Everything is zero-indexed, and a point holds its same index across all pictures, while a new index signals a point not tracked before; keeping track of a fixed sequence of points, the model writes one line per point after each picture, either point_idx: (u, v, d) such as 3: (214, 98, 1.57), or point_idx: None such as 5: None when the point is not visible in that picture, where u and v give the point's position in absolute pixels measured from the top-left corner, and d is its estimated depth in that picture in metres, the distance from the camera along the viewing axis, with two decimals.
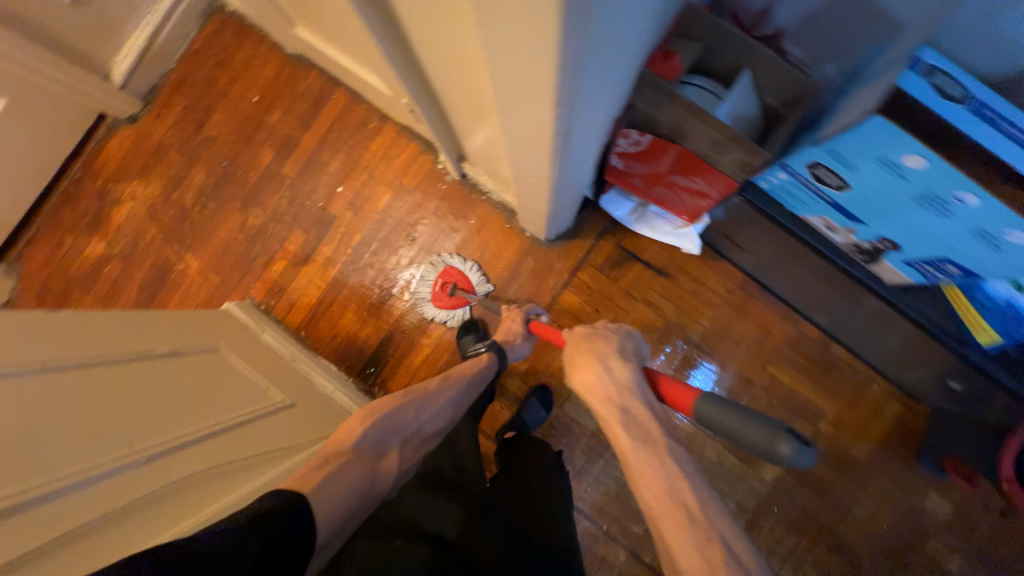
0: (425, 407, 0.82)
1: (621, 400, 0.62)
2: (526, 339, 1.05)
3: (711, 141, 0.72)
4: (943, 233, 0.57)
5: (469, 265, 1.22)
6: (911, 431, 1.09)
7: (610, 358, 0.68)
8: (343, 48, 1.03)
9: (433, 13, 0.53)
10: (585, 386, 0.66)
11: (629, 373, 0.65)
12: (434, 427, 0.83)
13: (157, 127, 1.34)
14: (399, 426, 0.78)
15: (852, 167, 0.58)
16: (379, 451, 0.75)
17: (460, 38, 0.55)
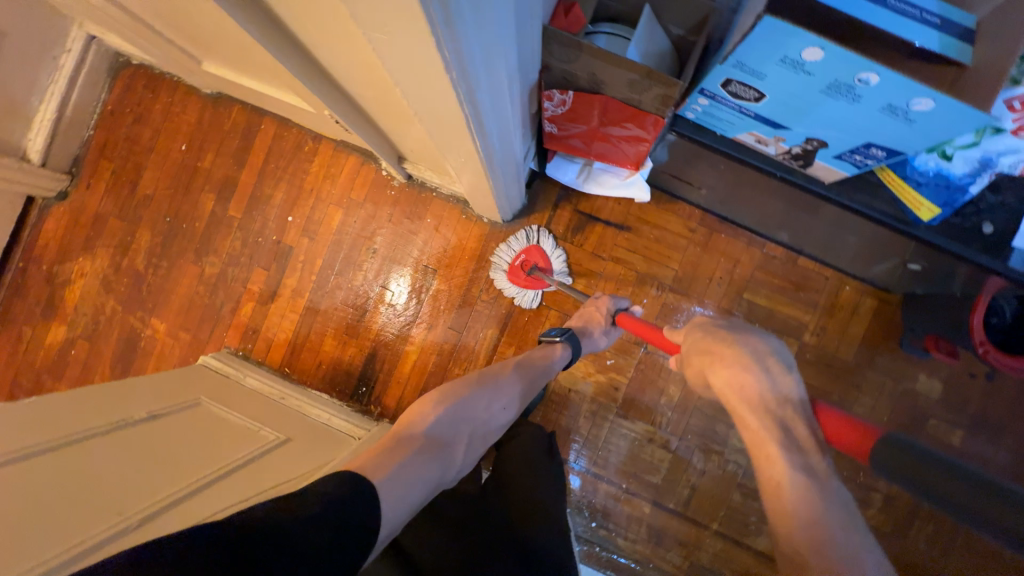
0: (496, 397, 0.87)
1: (775, 418, 0.63)
2: (606, 332, 1.03)
3: (629, 83, 0.73)
4: (858, 119, 0.59)
5: (557, 251, 1.18)
6: (890, 322, 1.13)
7: (770, 363, 0.66)
8: (255, 75, 1.00)
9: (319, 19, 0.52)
10: (731, 389, 0.66)
11: (791, 385, 0.64)
12: (503, 418, 0.88)
13: (90, 197, 1.30)
14: (471, 416, 0.82)
15: (761, 75, 0.59)
16: (454, 436, 0.79)
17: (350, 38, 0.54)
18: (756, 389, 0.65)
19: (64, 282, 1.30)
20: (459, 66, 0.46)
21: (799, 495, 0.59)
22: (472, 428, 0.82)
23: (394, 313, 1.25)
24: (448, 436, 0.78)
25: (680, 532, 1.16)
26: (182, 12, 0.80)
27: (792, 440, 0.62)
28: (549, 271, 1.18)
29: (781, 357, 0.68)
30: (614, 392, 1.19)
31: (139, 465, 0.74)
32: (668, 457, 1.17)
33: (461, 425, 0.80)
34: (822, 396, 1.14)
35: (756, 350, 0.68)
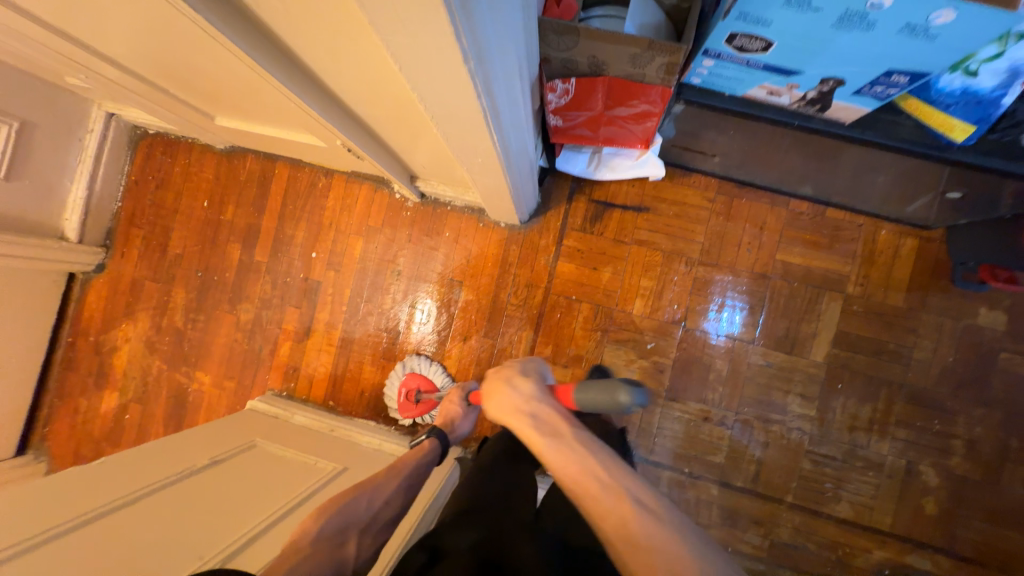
0: (382, 491, 0.76)
1: (532, 413, 0.68)
2: (468, 415, 0.97)
3: (631, 58, 0.73)
4: (877, 48, 0.58)
5: (433, 367, 1.21)
6: (936, 260, 1.08)
7: (515, 377, 0.75)
8: (265, 121, 1.04)
9: (333, 37, 0.54)
10: (501, 410, 0.72)
11: (530, 385, 0.72)
12: (392, 513, 0.76)
13: (125, 265, 1.35)
14: (355, 514, 0.70)
15: (767, 23, 0.59)
16: (341, 538, 0.68)
17: (365, 51, 0.55)
18: (511, 396, 0.71)
19: (111, 349, 1.35)
20: (478, 61, 0.46)
21: (569, 460, 0.61)
22: (360, 528, 0.71)
23: (427, 331, 1.26)
24: (337, 538, 0.67)
25: (755, 511, 1.11)
26: (193, 70, 0.84)
27: (557, 432, 0.65)
28: (434, 389, 1.19)
29: (530, 368, 0.77)
30: (659, 376, 1.16)
31: (207, 513, 0.74)
32: (727, 434, 1.13)
33: (348, 527, 0.69)
34: (878, 347, 1.09)
35: (511, 371, 0.76)
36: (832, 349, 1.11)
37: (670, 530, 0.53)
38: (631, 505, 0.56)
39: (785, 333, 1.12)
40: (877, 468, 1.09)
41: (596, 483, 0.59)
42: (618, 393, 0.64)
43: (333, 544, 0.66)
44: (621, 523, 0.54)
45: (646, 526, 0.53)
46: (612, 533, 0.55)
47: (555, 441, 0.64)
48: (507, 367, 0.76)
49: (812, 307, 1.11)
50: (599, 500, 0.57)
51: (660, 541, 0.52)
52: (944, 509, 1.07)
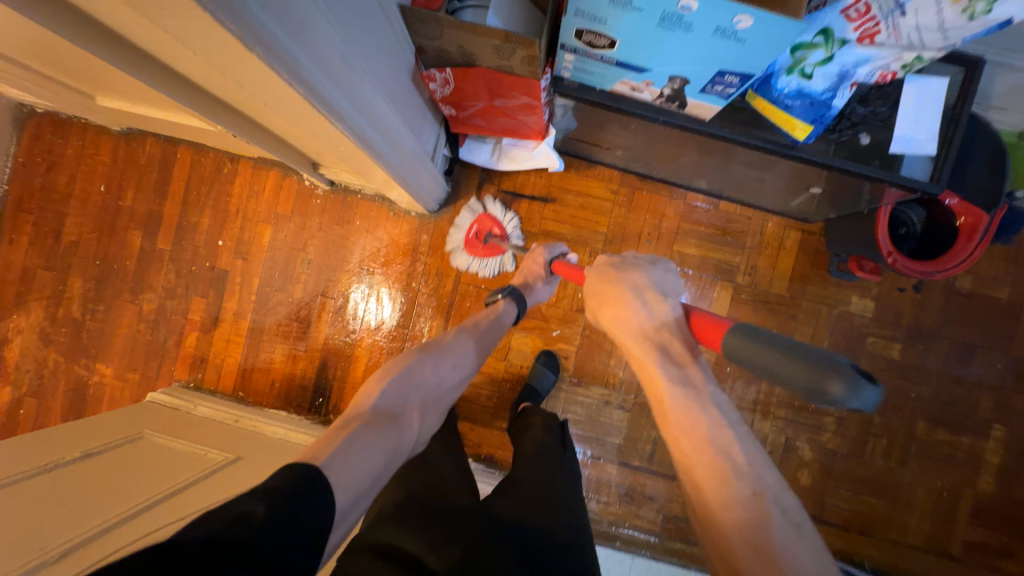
0: (441, 363, 0.83)
1: (657, 339, 0.65)
2: (547, 283, 1.07)
3: (495, 50, 0.73)
4: (701, 48, 0.61)
5: (509, 216, 1.18)
6: (816, 251, 1.16)
7: (646, 291, 0.68)
8: (149, 104, 1.00)
9: (159, 44, 0.53)
10: (620, 327, 0.69)
11: (665, 308, 0.66)
12: (452, 381, 0.85)
13: (14, 252, 1.28)
14: (418, 382, 0.78)
15: (602, 20, 0.61)
16: (403, 408, 0.73)
17: (194, 60, 0.55)
18: (642, 321, 0.67)
19: (2, 341, 1.28)
20: (275, 53, 0.46)
21: (691, 415, 0.61)
22: (419, 398, 0.77)
23: (371, 318, 1.24)
24: (396, 406, 0.73)
25: (649, 487, 1.17)
26: (50, 46, 0.79)
27: (687, 379, 0.63)
28: (505, 237, 1.18)
29: (662, 279, 0.71)
30: (564, 363, 1.20)
31: (60, 507, 0.72)
32: (626, 416, 1.19)
33: (406, 397, 0.75)
34: None
35: (637, 284, 0.70)
36: None
37: (804, 547, 0.53)
38: (766, 506, 0.56)
39: None
40: (760, 445, 1.16)
41: (728, 466, 0.58)
42: (830, 379, 0.48)
43: (397, 412, 0.72)
44: (751, 519, 0.55)
45: (773, 525, 0.54)
46: (735, 519, 0.56)
47: (680, 388, 0.62)
48: (637, 284, 0.69)
49: (705, 295, 1.17)
50: (724, 483, 0.58)
51: (789, 548, 0.53)
52: (818, 481, 1.16)
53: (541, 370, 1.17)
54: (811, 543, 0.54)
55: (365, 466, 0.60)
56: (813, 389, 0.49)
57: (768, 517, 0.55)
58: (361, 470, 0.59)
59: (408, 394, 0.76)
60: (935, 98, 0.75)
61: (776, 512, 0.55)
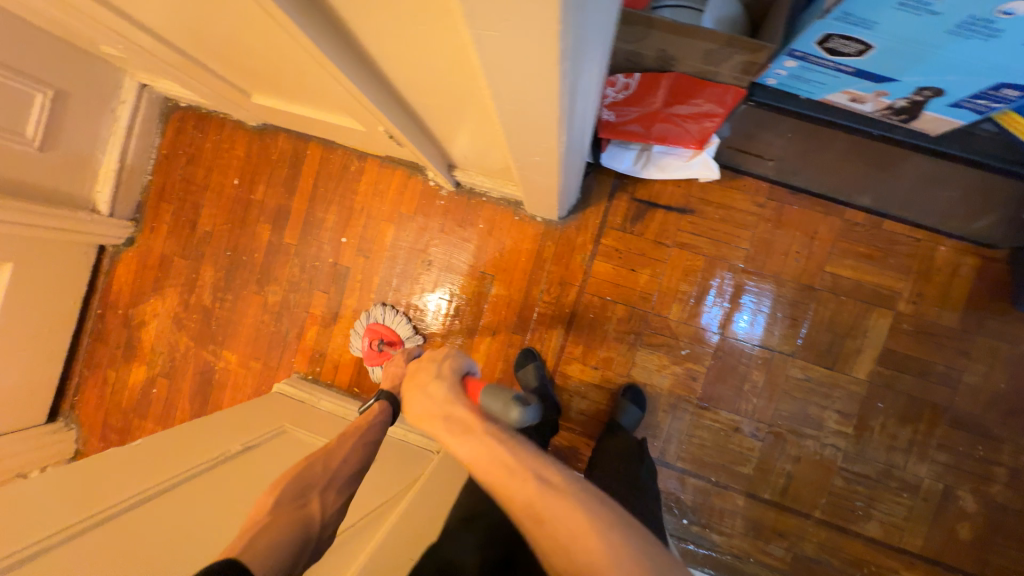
0: (336, 453, 0.71)
1: (447, 413, 0.67)
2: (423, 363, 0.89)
3: (706, 54, 0.68)
4: (992, 59, 0.53)
5: (397, 320, 1.22)
6: (995, 280, 1.03)
7: (432, 379, 0.72)
8: (301, 102, 1.00)
9: (405, 33, 0.50)
10: (421, 414, 0.70)
11: (441, 386, 0.70)
12: (354, 470, 0.71)
13: (155, 240, 1.35)
14: (311, 479, 0.67)
15: (870, 26, 0.54)
16: (301, 501, 0.64)
17: (442, 50, 0.51)
18: (427, 401, 0.70)
19: (139, 322, 1.35)
20: (574, 66, 0.41)
21: (484, 453, 0.61)
22: (320, 489, 0.67)
23: (438, 321, 1.24)
24: (297, 502, 0.64)
25: (779, 523, 1.10)
26: (234, 48, 0.80)
27: (468, 430, 0.64)
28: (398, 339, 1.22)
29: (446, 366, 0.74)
30: (692, 384, 1.14)
31: (218, 512, 0.73)
32: (757, 445, 1.11)
33: (309, 488, 0.66)
34: (924, 367, 1.06)
35: (430, 370, 0.74)
36: (876, 366, 1.07)
37: (569, 496, 0.56)
38: (532, 479, 0.58)
39: (828, 346, 1.09)
40: (911, 490, 1.06)
41: (506, 467, 0.59)
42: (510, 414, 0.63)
43: (295, 508, 0.63)
44: (528, 496, 0.56)
45: (551, 502, 0.56)
46: (522, 504, 0.57)
47: (464, 438, 0.63)
48: (426, 369, 0.75)
49: (858, 322, 1.07)
50: (506, 482, 0.58)
51: (561, 506, 0.55)
52: (978, 535, 1.05)
53: (628, 405, 1.09)
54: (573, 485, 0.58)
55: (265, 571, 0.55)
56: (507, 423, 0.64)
57: (538, 486, 0.57)
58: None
59: (304, 490, 0.66)
60: None
61: (543, 476, 0.58)
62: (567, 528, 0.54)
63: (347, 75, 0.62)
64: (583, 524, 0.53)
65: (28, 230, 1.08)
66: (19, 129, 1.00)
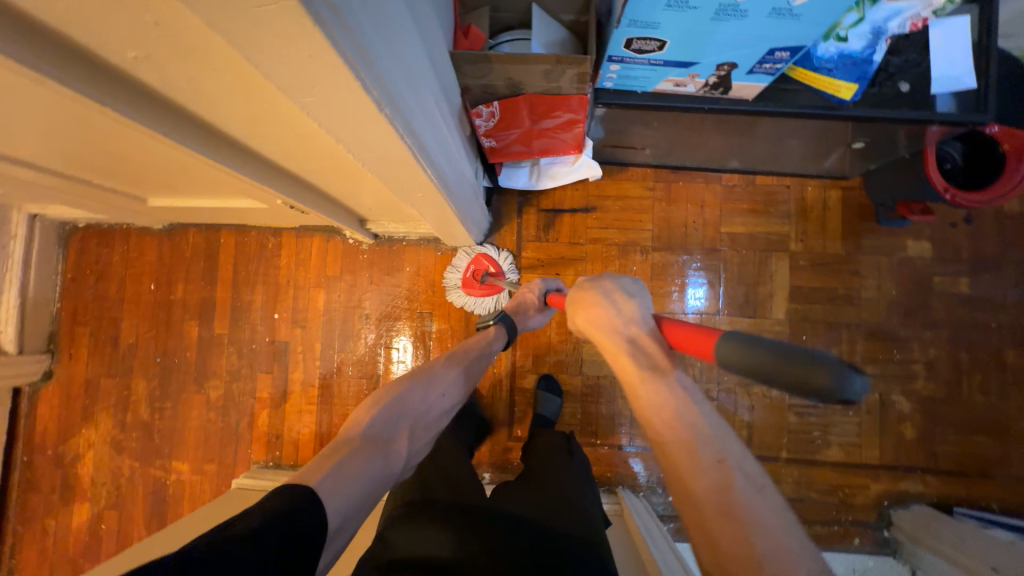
0: (435, 385, 0.82)
1: (628, 333, 0.62)
2: (540, 311, 1.02)
3: (544, 74, 0.77)
4: (755, 31, 0.64)
5: (503, 255, 1.20)
6: (860, 205, 1.18)
7: (615, 294, 0.66)
8: (196, 194, 1.02)
9: (253, 112, 0.55)
10: (595, 329, 0.65)
11: (633, 305, 0.64)
12: (444, 406, 0.83)
13: (76, 367, 1.29)
14: (407, 409, 0.77)
15: (656, 25, 0.64)
16: (392, 432, 0.73)
17: (291, 118, 0.56)
18: (607, 322, 0.64)
19: (73, 458, 1.26)
20: (393, 103, 0.46)
21: (667, 404, 0.57)
22: (412, 422, 0.76)
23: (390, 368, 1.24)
24: (385, 434, 0.71)
25: None
26: (114, 159, 0.82)
27: (659, 368, 0.59)
28: (501, 276, 1.19)
29: (630, 285, 0.68)
30: None
31: None
32: (713, 405, 1.17)
33: (402, 419, 0.75)
34: (830, 293, 1.17)
35: (613, 288, 0.67)
36: (791, 304, 1.17)
37: (767, 506, 0.52)
38: (728, 469, 0.54)
39: (746, 298, 1.18)
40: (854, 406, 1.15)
41: (697, 440, 0.55)
42: (820, 372, 0.43)
43: (385, 439, 0.71)
44: (716, 484, 0.53)
45: (750, 503, 0.52)
46: (707, 494, 0.53)
47: (652, 378, 0.59)
48: (607, 287, 0.67)
49: (762, 269, 1.18)
50: (693, 462, 0.54)
51: (756, 511, 0.51)
52: (921, 430, 1.14)
53: (544, 395, 1.16)
54: (777, 504, 0.53)
55: (354, 485, 0.60)
56: (808, 386, 0.44)
57: (734, 482, 0.53)
58: (353, 493, 0.59)
59: (398, 420, 0.75)
60: (961, 36, 0.79)
61: (740, 475, 0.54)
62: (760, 534, 0.50)
63: (218, 162, 0.66)
64: (785, 538, 0.50)
65: None
66: None
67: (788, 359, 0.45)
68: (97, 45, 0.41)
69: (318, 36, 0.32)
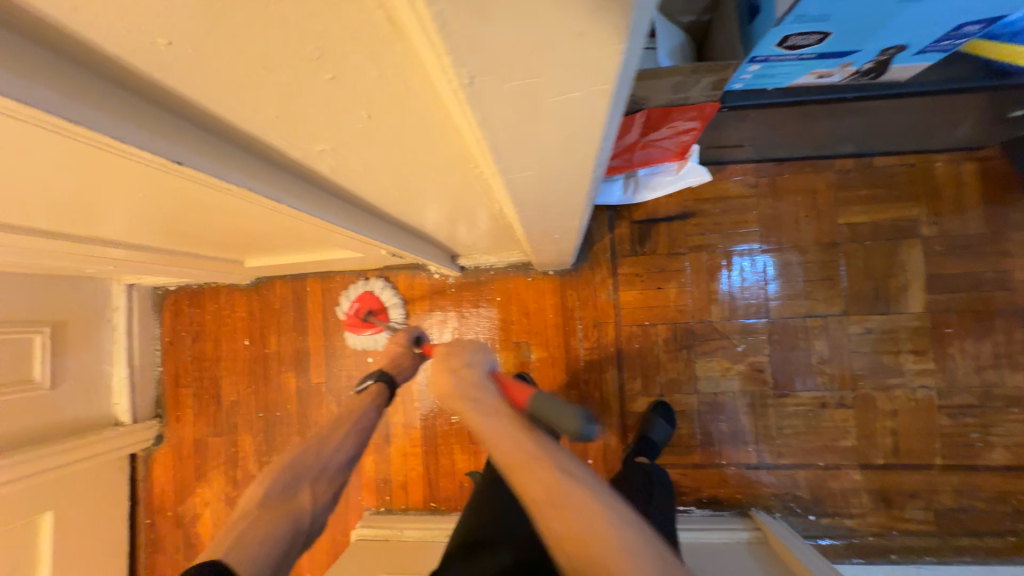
0: (328, 442, 0.71)
1: (467, 392, 0.59)
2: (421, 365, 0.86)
3: (674, 87, 0.69)
4: (949, 6, 0.55)
5: (387, 291, 1.21)
6: (1002, 176, 1.05)
7: (454, 359, 0.62)
8: (292, 251, 0.99)
9: (411, 180, 0.50)
10: (442, 392, 0.61)
11: (473, 369, 0.60)
12: (347, 460, 0.71)
13: (184, 428, 1.31)
14: (303, 469, 0.67)
15: (828, 16, 0.56)
16: (290, 494, 0.64)
17: (453, 181, 0.50)
18: (454, 384, 0.60)
19: (191, 518, 1.29)
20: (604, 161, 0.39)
21: (502, 436, 0.55)
22: (313, 477, 0.67)
23: None
24: (285, 495, 0.64)
25: (903, 485, 1.05)
26: (226, 233, 0.80)
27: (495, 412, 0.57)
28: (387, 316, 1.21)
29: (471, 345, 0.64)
30: (762, 375, 1.11)
31: None
32: (850, 414, 1.08)
33: (300, 479, 0.66)
34: (975, 280, 1.05)
35: (448, 353, 0.63)
36: (929, 295, 1.06)
37: (600, 497, 0.49)
38: (554, 470, 0.51)
39: (875, 293, 1.08)
40: (1019, 403, 1.03)
41: (531, 459, 0.52)
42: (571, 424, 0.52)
43: (284, 505, 0.63)
44: (545, 486, 0.50)
45: (578, 499, 0.49)
46: (542, 507, 0.49)
47: (496, 418, 0.56)
48: (453, 347, 0.63)
49: (892, 260, 1.07)
50: (527, 476, 0.51)
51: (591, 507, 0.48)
52: None
53: (657, 421, 1.07)
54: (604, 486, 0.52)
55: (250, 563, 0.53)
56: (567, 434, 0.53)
57: (559, 481, 0.50)
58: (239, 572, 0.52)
59: (295, 482, 0.66)
60: None
61: (563, 471, 0.51)
62: (592, 530, 0.47)
63: (356, 232, 0.62)
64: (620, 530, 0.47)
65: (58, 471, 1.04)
66: (26, 375, 0.98)
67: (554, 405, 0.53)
68: (289, 144, 0.37)
69: (604, 117, 0.27)
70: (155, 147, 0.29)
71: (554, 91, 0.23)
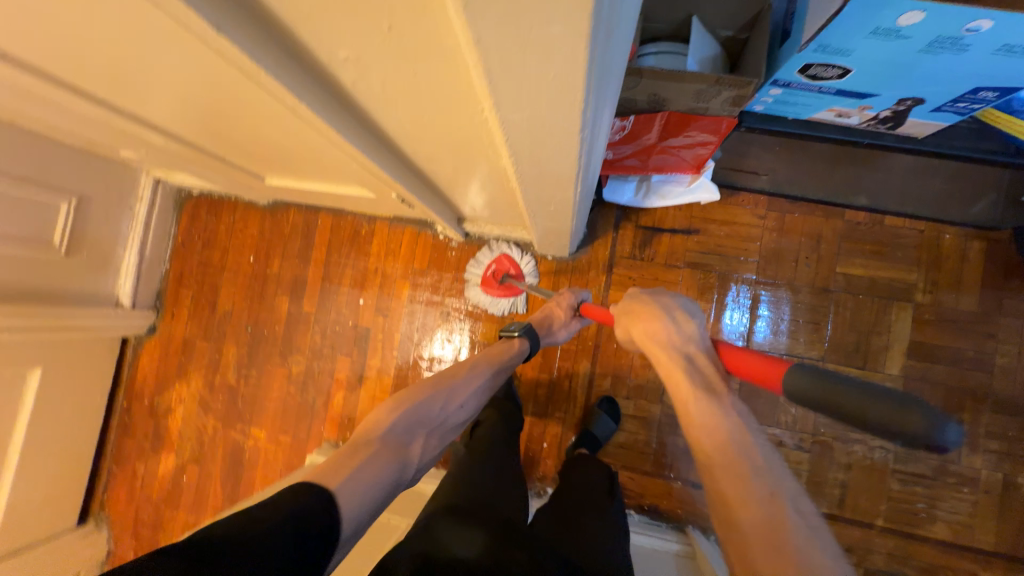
0: (454, 397, 0.77)
1: (685, 354, 0.60)
2: (566, 326, 0.99)
3: (696, 94, 0.73)
4: (964, 68, 0.64)
5: (526, 258, 1.19)
6: (1005, 260, 1.06)
7: (675, 312, 0.65)
8: (315, 178, 1.04)
9: (423, 116, 0.53)
10: (647, 339, 0.65)
11: (693, 327, 0.62)
12: (458, 419, 0.78)
13: (176, 325, 1.38)
14: (425, 416, 0.72)
15: (848, 52, 0.65)
16: (409, 437, 0.68)
17: (461, 126, 0.54)
18: (666, 333, 0.63)
19: (165, 410, 1.35)
20: (593, 123, 0.42)
21: (715, 423, 0.53)
22: (428, 429, 0.72)
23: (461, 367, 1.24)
24: (405, 438, 0.67)
25: (842, 537, 1.06)
26: (253, 143, 0.85)
27: (709, 387, 0.56)
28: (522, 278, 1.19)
29: (695, 311, 0.65)
30: None
31: None
32: (805, 457, 1.09)
33: (416, 427, 0.70)
34: (955, 355, 1.06)
35: (669, 309, 0.66)
36: (908, 361, 1.07)
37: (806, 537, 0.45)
38: (774, 494, 0.48)
39: (856, 346, 1.09)
40: (971, 484, 1.04)
41: (747, 465, 0.50)
42: (908, 417, 0.42)
43: (401, 443, 0.66)
44: (760, 511, 0.47)
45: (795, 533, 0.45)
46: (742, 515, 0.48)
47: (705, 399, 0.55)
48: (670, 304, 0.66)
49: (880, 318, 1.08)
50: (739, 483, 0.49)
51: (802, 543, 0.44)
52: None
53: (601, 417, 1.13)
54: (838, 556, 0.45)
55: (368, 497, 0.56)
56: (887, 430, 0.43)
57: (773, 503, 0.47)
58: (363, 506, 0.54)
59: (412, 427, 0.69)
60: None
61: (776, 493, 0.48)
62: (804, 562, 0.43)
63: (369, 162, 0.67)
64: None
65: (54, 333, 1.11)
66: (44, 237, 1.04)
67: (875, 399, 0.44)
68: (319, 42, 0.41)
69: (586, 60, 0.30)
70: (200, 10, 0.33)
71: (542, 21, 0.27)
